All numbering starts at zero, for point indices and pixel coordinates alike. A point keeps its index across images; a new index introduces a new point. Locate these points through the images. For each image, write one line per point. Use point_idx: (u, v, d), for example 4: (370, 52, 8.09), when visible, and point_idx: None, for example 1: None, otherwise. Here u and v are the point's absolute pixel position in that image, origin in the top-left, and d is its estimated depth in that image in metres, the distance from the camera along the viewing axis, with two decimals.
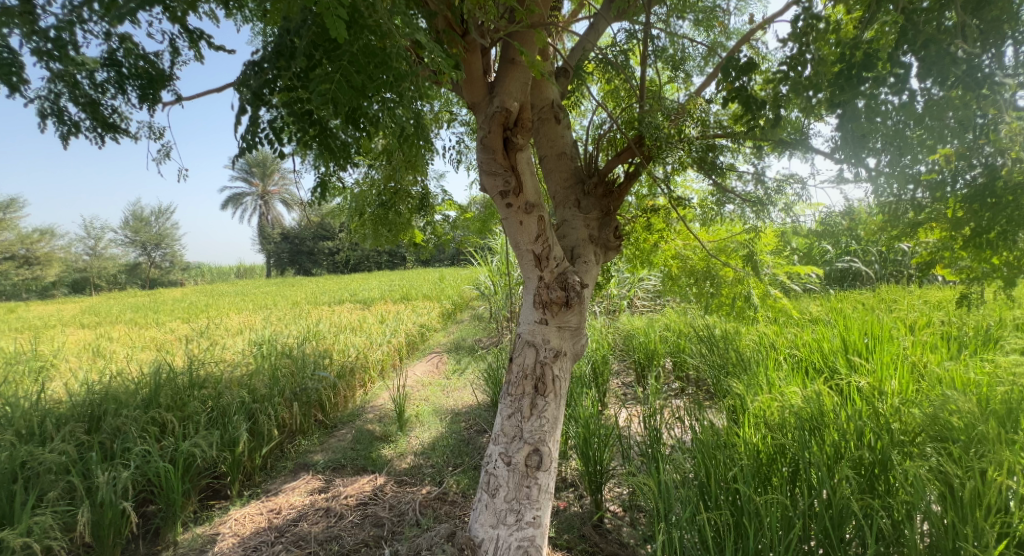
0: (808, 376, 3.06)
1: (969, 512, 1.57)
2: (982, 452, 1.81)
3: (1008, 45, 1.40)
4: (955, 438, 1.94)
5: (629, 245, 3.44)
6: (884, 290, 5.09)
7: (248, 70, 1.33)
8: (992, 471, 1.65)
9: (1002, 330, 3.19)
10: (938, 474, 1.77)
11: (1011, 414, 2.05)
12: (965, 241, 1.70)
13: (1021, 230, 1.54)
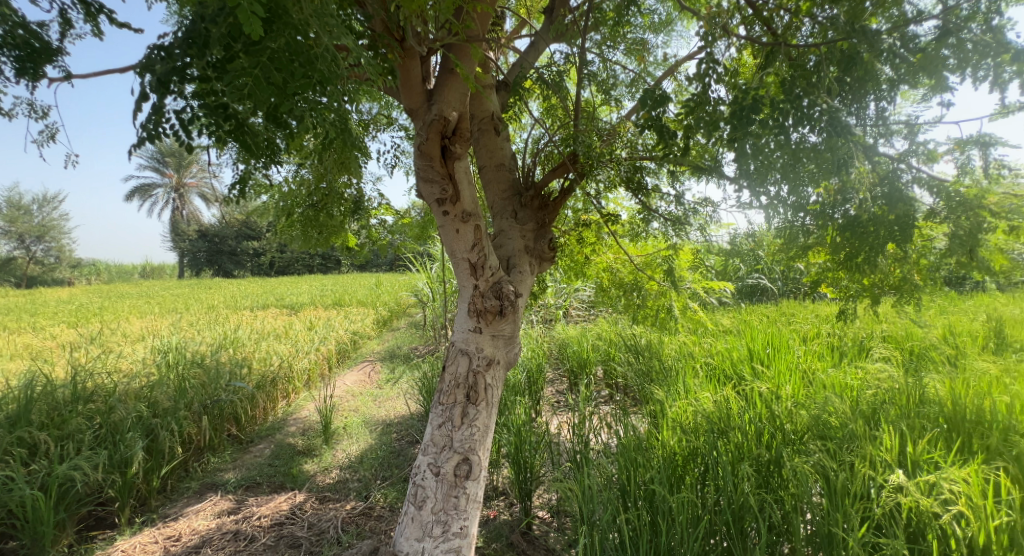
0: (719, 383, 3.33)
1: (840, 499, 1.80)
2: (853, 447, 2.09)
3: (872, 100, 1.65)
4: (833, 436, 2.22)
5: (564, 257, 3.59)
6: (785, 304, 5.65)
7: (155, 54, 1.26)
8: (861, 465, 1.90)
9: (875, 341, 3.66)
10: (819, 467, 2.00)
11: (875, 413, 2.37)
12: (842, 264, 1.97)
13: (882, 256, 1.82)
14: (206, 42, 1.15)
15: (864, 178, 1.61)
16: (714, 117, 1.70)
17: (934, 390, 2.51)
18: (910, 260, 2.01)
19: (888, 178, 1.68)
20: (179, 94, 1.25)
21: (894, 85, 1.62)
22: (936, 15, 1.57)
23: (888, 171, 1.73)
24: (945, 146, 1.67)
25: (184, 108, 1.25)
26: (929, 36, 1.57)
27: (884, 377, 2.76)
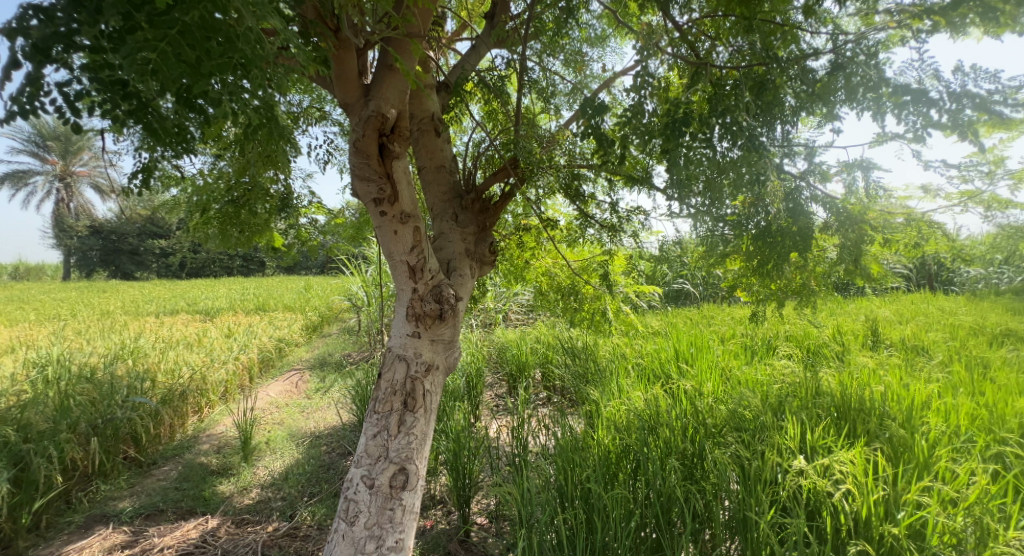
0: (649, 382, 3.49)
1: (753, 485, 1.94)
2: (763, 437, 2.26)
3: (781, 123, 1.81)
4: (746, 428, 2.39)
5: (504, 261, 3.61)
6: (706, 307, 6.04)
7: (25, 14, 1.06)
8: (771, 453, 2.07)
9: (781, 340, 4.00)
10: (736, 455, 2.15)
11: (782, 404, 2.60)
12: (755, 271, 2.14)
13: (786, 264, 2.00)
14: (99, 8, 1.01)
15: (776, 190, 1.73)
16: (648, 128, 1.78)
17: (826, 381, 2.78)
18: (809, 268, 2.22)
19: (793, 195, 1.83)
20: (63, 65, 1.08)
21: (796, 112, 1.77)
22: (831, 51, 1.77)
23: (791, 188, 1.87)
24: (836, 167, 1.86)
25: (70, 81, 1.09)
26: (823, 70, 1.74)
27: (788, 372, 3.02)
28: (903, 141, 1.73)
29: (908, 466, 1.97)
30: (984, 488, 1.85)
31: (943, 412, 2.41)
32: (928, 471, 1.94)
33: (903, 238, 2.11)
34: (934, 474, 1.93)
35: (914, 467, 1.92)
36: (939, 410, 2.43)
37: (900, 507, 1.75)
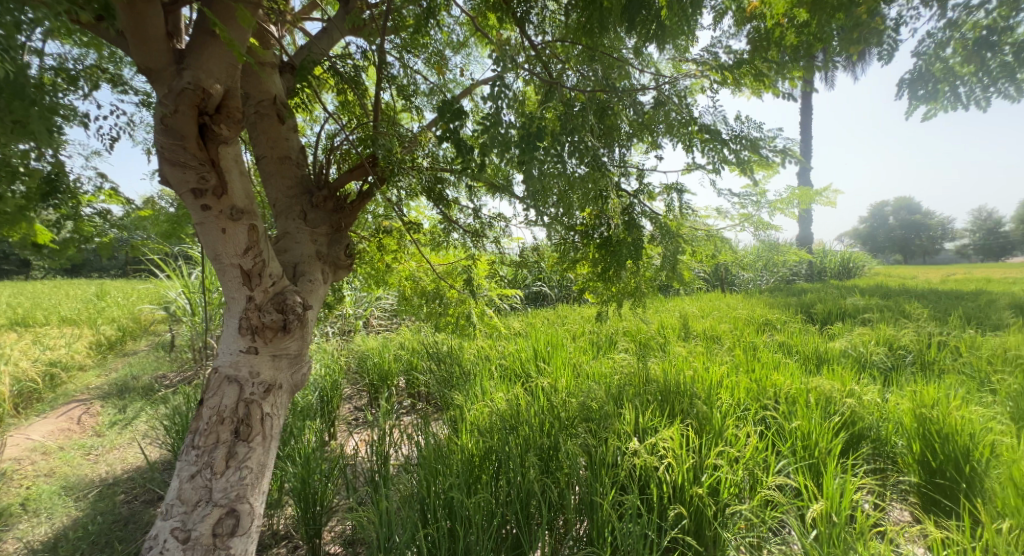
0: (511, 382, 3.55)
1: (599, 469, 2.07)
2: (608, 424, 2.44)
3: (618, 147, 2.04)
4: (592, 418, 2.55)
5: (362, 264, 3.36)
6: (561, 308, 6.43)
7: None
8: (612, 439, 2.23)
9: (621, 335, 4.41)
10: (584, 443, 2.31)
11: (623, 391, 2.83)
12: (600, 277, 2.28)
13: (624, 273, 2.18)
14: None
15: (615, 207, 2.00)
16: (505, 138, 1.71)
17: (654, 370, 3.09)
18: (640, 272, 2.37)
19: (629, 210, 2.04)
20: None
21: (631, 137, 2.05)
22: (655, 89, 2.01)
23: (625, 204, 2.10)
24: (658, 189, 2.17)
25: None
26: (648, 104, 1.99)
27: (625, 364, 3.32)
28: (705, 170, 2.10)
29: (708, 436, 2.27)
30: (756, 446, 2.22)
31: (729, 388, 2.76)
32: (721, 437, 2.26)
33: (705, 249, 2.50)
34: (725, 440, 2.26)
35: (712, 436, 2.23)
36: (727, 388, 2.76)
37: (704, 470, 2.04)
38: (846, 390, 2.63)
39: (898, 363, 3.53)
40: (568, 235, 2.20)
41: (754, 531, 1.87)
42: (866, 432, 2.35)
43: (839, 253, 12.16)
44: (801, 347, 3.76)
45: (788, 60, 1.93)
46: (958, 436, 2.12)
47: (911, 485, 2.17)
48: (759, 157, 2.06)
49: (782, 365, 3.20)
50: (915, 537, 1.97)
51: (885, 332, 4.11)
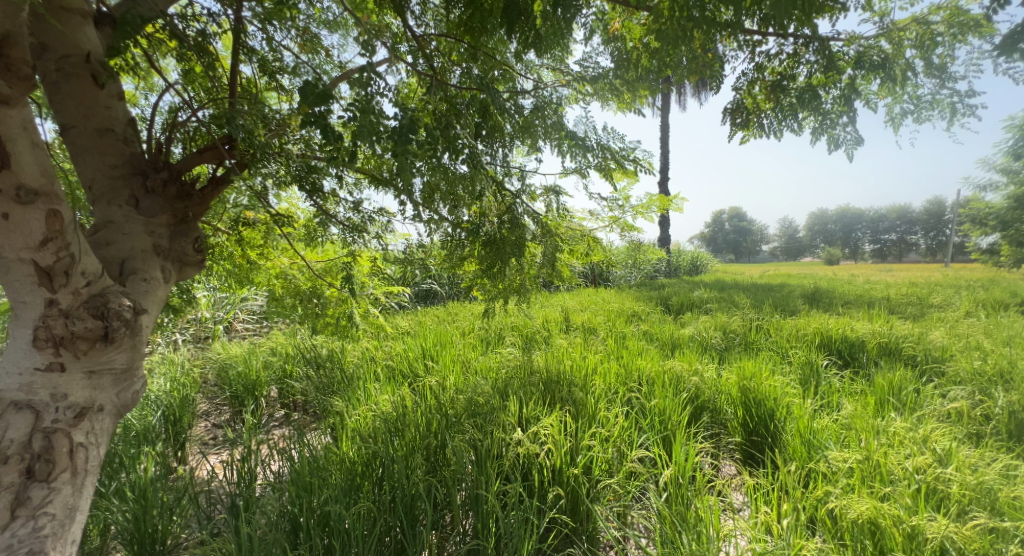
0: (397, 383, 3.36)
1: (485, 463, 2.04)
2: (493, 418, 2.41)
3: (500, 149, 2.01)
4: (480, 413, 2.48)
5: (221, 260, 2.92)
6: (450, 305, 6.32)
7: None
8: (497, 431, 2.21)
9: (508, 331, 4.43)
10: (470, 434, 2.26)
11: (509, 383, 2.83)
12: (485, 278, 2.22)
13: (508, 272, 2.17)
14: None
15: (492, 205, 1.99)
16: (377, 129, 1.57)
17: (540, 362, 3.16)
18: (524, 270, 2.39)
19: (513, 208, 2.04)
20: None
21: (512, 140, 2.02)
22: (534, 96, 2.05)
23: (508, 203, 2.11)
24: (538, 190, 2.21)
25: None
26: (526, 109, 1.99)
27: (510, 358, 3.33)
28: (577, 175, 2.18)
29: (582, 419, 2.39)
30: (625, 425, 2.38)
31: (601, 373, 2.94)
32: (594, 420, 2.39)
33: (581, 248, 2.61)
34: (598, 421, 2.39)
35: (586, 419, 2.34)
36: (600, 374, 2.94)
37: (580, 452, 2.12)
38: (691, 369, 2.93)
39: (728, 344, 4.05)
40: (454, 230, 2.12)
41: (620, 501, 1.99)
42: (706, 403, 2.65)
43: (690, 252, 13.88)
44: (659, 335, 4.14)
45: (642, 78, 2.08)
46: (764, 401, 2.49)
47: (737, 444, 2.49)
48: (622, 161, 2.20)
49: (645, 351, 3.48)
50: (735, 485, 2.27)
51: (721, 319, 4.73)
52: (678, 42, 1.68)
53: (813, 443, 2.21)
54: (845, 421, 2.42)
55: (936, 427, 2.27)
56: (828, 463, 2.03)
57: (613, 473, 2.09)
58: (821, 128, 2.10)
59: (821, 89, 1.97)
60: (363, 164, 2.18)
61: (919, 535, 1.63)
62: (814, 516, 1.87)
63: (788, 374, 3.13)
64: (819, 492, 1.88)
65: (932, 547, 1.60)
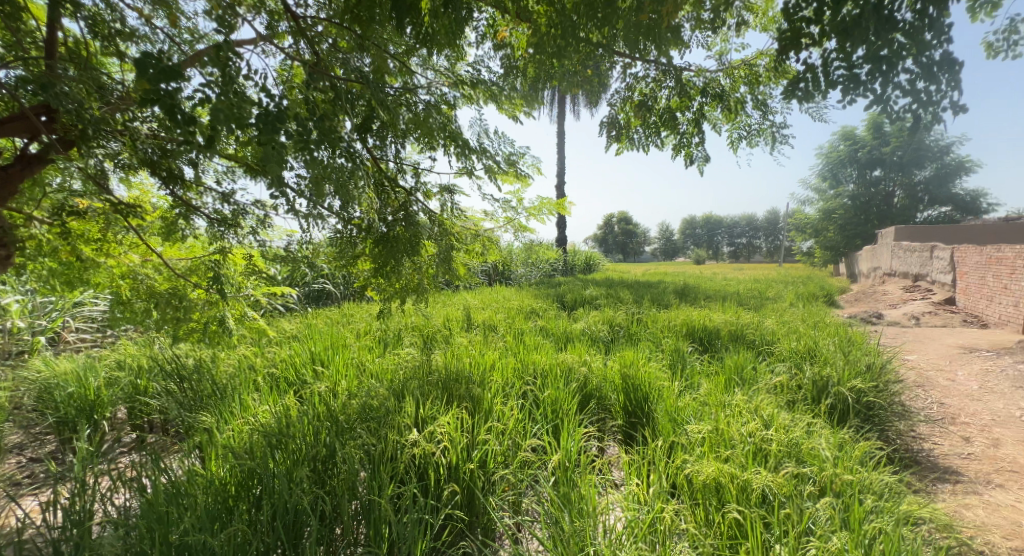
0: (280, 392, 3.10)
1: (379, 468, 2.02)
2: (387, 421, 2.37)
3: (394, 145, 2.02)
4: (374, 417, 2.42)
5: (42, 256, 2.45)
6: (344, 307, 6.01)
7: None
8: (391, 434, 2.20)
9: (407, 331, 4.29)
10: (363, 438, 2.21)
11: (405, 385, 2.78)
12: (377, 276, 2.19)
13: (404, 268, 2.15)
14: None
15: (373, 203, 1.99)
16: (240, 111, 1.40)
17: (439, 360, 3.16)
18: (423, 268, 2.37)
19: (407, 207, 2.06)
20: None
21: (406, 135, 2.02)
22: (431, 92, 2.08)
23: (404, 200, 2.13)
24: (434, 188, 2.26)
25: None
26: (421, 105, 2.01)
27: (408, 359, 3.30)
28: (474, 176, 2.29)
29: (479, 416, 2.46)
30: (519, 419, 2.49)
31: (500, 368, 3.07)
32: (490, 415, 2.48)
33: (477, 248, 2.71)
34: (493, 417, 2.48)
35: (482, 416, 2.42)
36: (497, 369, 3.04)
37: (474, 448, 2.20)
38: (582, 360, 3.23)
39: (614, 336, 4.45)
40: (345, 225, 2.06)
41: (513, 490, 2.10)
42: (594, 390, 2.91)
43: (583, 254, 14.77)
44: (554, 330, 4.41)
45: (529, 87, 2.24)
46: (642, 385, 2.82)
47: (618, 426, 2.76)
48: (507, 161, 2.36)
49: (540, 346, 3.69)
50: (613, 461, 2.48)
51: (608, 313, 5.16)
52: (555, 55, 1.84)
53: (677, 419, 2.53)
54: (703, 396, 2.83)
55: (767, 397, 2.76)
56: (687, 434, 2.34)
57: (506, 462, 2.21)
58: (679, 146, 2.49)
59: (676, 112, 2.30)
60: (233, 150, 2.01)
61: (747, 485, 1.94)
62: (673, 480, 2.12)
63: (661, 360, 3.55)
64: (679, 460, 2.16)
65: (756, 495, 1.91)
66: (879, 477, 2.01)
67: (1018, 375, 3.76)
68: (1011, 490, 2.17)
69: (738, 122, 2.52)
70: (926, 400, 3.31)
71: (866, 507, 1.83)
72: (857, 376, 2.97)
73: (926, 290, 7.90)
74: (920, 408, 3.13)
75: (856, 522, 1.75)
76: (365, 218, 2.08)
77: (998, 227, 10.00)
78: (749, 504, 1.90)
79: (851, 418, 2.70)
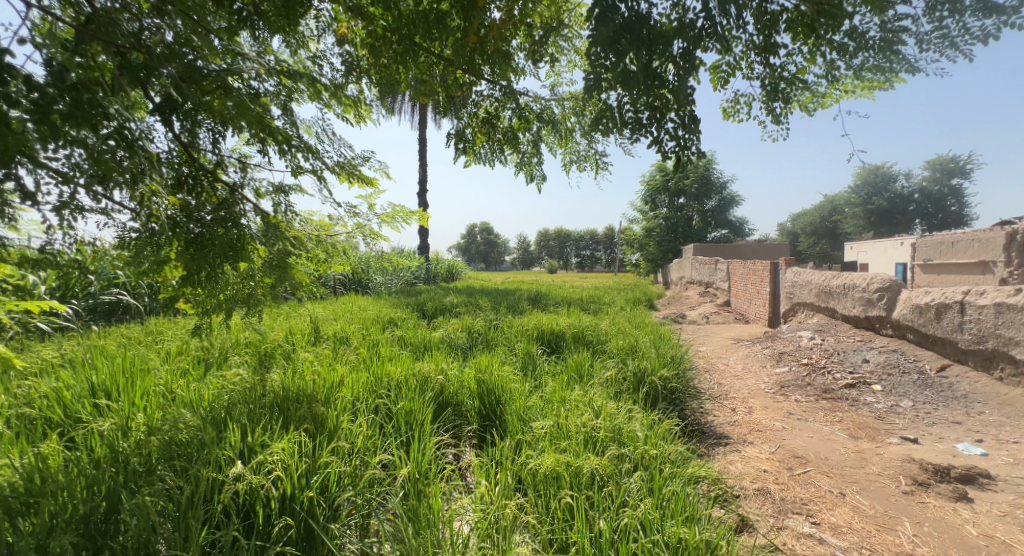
0: (33, 437, 2.14)
1: (188, 515, 1.54)
2: (201, 455, 1.79)
3: (205, 130, 1.83)
4: (179, 453, 1.81)
5: None
6: (150, 320, 4.79)
7: None
8: (204, 470, 1.69)
9: (237, 347, 3.59)
10: (157, 479, 1.65)
11: (228, 412, 2.17)
12: (182, 283, 1.86)
13: (220, 275, 1.88)
14: None
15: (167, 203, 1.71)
16: None
17: (276, 379, 2.64)
18: (257, 276, 2.19)
19: (224, 203, 1.89)
20: None
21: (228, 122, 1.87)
22: (273, 83, 1.99)
23: (223, 198, 1.95)
24: (266, 187, 2.16)
25: None
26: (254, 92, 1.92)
27: (236, 379, 2.62)
28: (311, 173, 2.22)
29: (321, 438, 2.06)
30: (369, 438, 2.16)
31: (346, 384, 2.68)
32: (335, 435, 2.10)
33: (320, 254, 2.62)
34: (340, 436, 2.11)
35: (325, 436, 2.03)
36: (347, 385, 2.67)
37: (315, 472, 1.83)
38: (439, 369, 3.14)
39: (472, 342, 4.59)
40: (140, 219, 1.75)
41: (361, 512, 1.80)
42: (450, 398, 2.87)
43: (445, 263, 14.70)
44: (412, 339, 4.37)
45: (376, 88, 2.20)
46: (494, 388, 2.92)
47: (474, 431, 2.78)
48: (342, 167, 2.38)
49: (397, 356, 3.62)
50: (466, 467, 2.49)
51: (467, 320, 5.31)
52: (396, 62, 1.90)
53: (525, 418, 2.69)
54: (550, 395, 3.05)
55: (599, 390, 3.12)
56: (534, 433, 2.48)
57: (352, 484, 1.89)
58: (521, 164, 2.71)
59: (517, 132, 2.47)
60: None
61: (579, 471, 2.13)
62: (518, 475, 2.22)
63: (515, 363, 3.78)
64: (522, 456, 2.29)
65: (587, 478, 2.10)
66: (675, 448, 2.41)
67: (764, 356, 4.90)
68: (757, 445, 2.82)
69: (570, 148, 2.84)
70: (711, 382, 4.10)
71: (664, 474, 2.16)
72: (664, 366, 3.56)
73: (713, 294, 9.76)
74: (706, 389, 3.87)
75: (658, 488, 2.06)
76: (174, 215, 1.81)
77: (757, 245, 12.84)
78: (581, 487, 2.08)
79: (660, 402, 3.21)
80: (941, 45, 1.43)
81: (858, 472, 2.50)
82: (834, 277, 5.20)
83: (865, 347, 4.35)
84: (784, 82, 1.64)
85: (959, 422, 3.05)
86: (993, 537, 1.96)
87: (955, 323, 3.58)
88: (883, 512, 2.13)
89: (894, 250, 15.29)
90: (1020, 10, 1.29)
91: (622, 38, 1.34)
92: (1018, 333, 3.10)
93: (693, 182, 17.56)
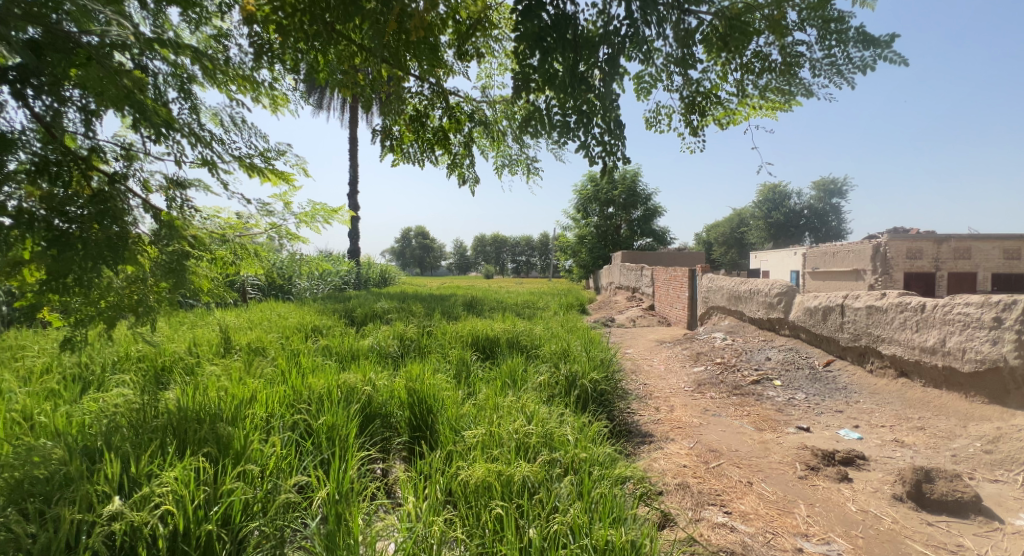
0: None
1: None
2: (67, 493, 1.54)
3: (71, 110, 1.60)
4: (37, 492, 1.56)
5: None
6: (15, 330, 4.11)
7: None
8: (69, 511, 1.46)
9: (126, 363, 3.18)
10: (2, 528, 1.40)
11: (107, 439, 1.90)
12: (45, 289, 1.59)
13: (95, 280, 1.62)
14: None
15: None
16: None
17: (171, 397, 2.36)
18: (145, 281, 1.96)
19: (99, 196, 1.67)
20: None
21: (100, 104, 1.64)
22: (165, 63, 1.82)
23: (96, 190, 1.71)
24: (156, 181, 1.94)
25: None
26: (133, 67, 1.72)
27: (119, 400, 2.30)
28: (209, 166, 2.01)
29: (224, 462, 1.85)
30: (282, 456, 1.98)
31: (259, 400, 2.45)
32: (242, 457, 1.90)
33: (226, 257, 2.41)
34: (247, 458, 1.91)
35: (230, 459, 1.82)
36: (260, 401, 2.44)
37: (216, 502, 1.64)
38: (366, 380, 2.97)
39: (404, 350, 4.42)
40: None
41: (276, 540, 1.64)
42: (378, 409, 2.71)
43: (377, 268, 14.20)
44: (338, 348, 4.12)
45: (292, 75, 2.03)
46: (426, 397, 2.81)
47: (403, 443, 2.63)
48: (246, 162, 2.23)
49: (320, 367, 3.39)
50: (394, 482, 2.35)
51: (398, 327, 5.11)
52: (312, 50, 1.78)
53: (457, 427, 2.60)
54: (481, 402, 2.97)
55: (533, 395, 3.10)
56: (465, 442, 2.40)
57: (262, 512, 1.72)
58: (452, 166, 2.63)
59: (448, 132, 2.38)
60: None
61: (508, 479, 2.08)
62: (448, 488, 2.13)
63: (448, 371, 3.67)
64: (450, 467, 2.20)
65: (518, 486, 2.05)
66: (603, 450, 2.44)
67: (683, 357, 5.16)
68: (678, 441, 2.94)
69: (501, 151, 2.81)
70: (635, 383, 4.24)
71: (593, 476, 2.16)
72: (593, 369, 3.62)
73: (639, 299, 10.19)
74: (631, 389, 3.99)
75: (588, 491, 2.06)
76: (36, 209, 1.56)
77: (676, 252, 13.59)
78: (512, 496, 2.03)
79: (590, 404, 3.25)
80: (829, 72, 1.55)
81: (763, 461, 2.67)
82: (740, 283, 5.62)
83: (768, 347, 4.72)
84: (700, 96, 1.71)
85: (841, 411, 3.36)
86: (867, 512, 2.14)
87: (837, 324, 3.96)
88: (783, 496, 2.28)
89: (788, 258, 16.90)
90: (892, 45, 1.43)
91: (548, 37, 1.34)
92: (884, 331, 3.50)
93: (620, 192, 18.32)
